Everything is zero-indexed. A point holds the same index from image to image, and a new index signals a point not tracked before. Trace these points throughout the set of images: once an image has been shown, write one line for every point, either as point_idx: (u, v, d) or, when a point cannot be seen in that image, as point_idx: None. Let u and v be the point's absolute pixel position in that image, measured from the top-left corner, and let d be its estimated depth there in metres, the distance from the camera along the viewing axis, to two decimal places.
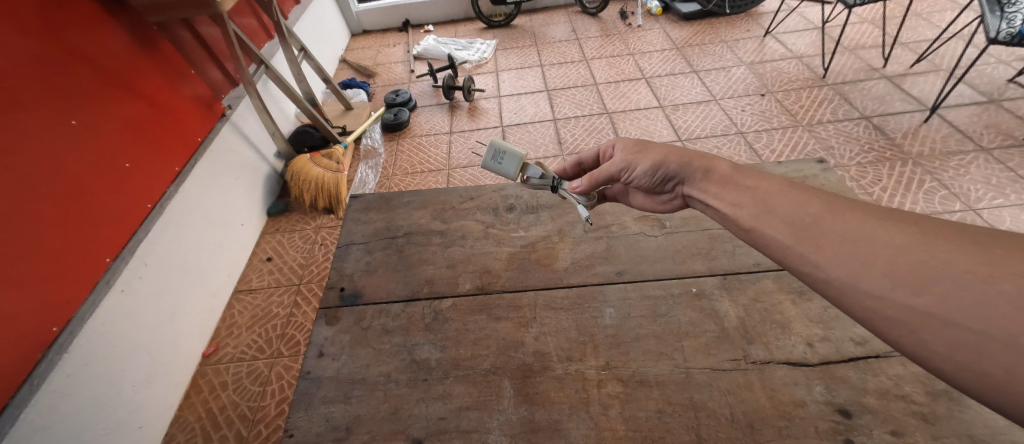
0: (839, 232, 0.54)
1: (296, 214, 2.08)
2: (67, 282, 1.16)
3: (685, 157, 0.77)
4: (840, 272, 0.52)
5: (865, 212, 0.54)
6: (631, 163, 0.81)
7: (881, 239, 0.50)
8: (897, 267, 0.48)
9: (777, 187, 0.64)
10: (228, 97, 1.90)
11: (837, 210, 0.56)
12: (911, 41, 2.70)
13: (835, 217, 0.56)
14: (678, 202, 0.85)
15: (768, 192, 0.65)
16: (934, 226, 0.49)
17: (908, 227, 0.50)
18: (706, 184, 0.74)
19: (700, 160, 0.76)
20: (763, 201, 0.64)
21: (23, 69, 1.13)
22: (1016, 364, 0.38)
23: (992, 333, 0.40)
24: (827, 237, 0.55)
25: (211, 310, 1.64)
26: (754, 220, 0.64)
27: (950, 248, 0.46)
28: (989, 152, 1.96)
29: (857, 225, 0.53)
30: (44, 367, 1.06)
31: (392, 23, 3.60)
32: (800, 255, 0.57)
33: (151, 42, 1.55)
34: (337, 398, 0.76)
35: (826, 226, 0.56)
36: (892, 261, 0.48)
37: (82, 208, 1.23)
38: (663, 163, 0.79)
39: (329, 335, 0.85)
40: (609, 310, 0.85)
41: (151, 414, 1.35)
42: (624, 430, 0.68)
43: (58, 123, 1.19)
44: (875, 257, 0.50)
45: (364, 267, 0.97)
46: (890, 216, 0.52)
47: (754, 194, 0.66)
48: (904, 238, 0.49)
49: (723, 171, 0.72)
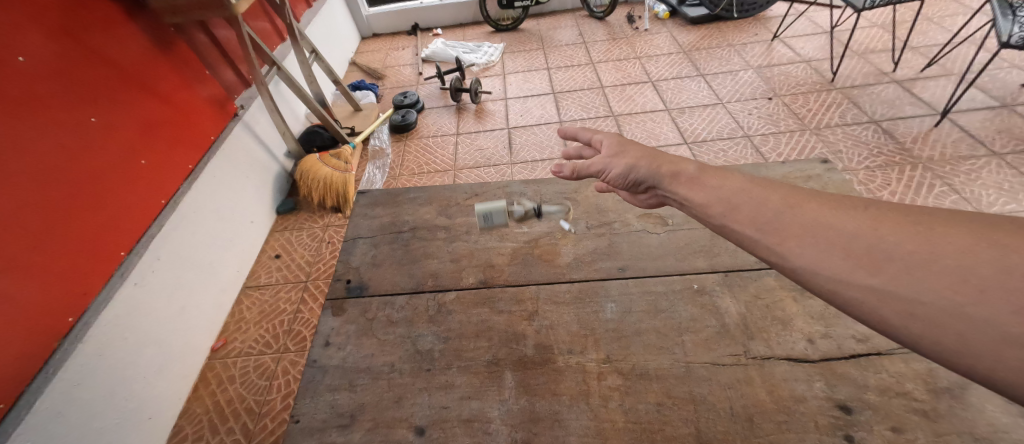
0: (799, 223, 0.55)
1: (305, 212, 2.12)
2: (85, 274, 1.20)
3: (653, 162, 0.76)
4: (803, 261, 0.52)
5: (820, 202, 0.55)
6: (608, 165, 0.81)
7: (837, 228, 0.51)
8: (853, 251, 0.49)
9: (742, 185, 0.64)
10: (240, 97, 1.94)
11: (798, 203, 0.57)
12: (922, 46, 2.68)
13: (794, 210, 0.56)
14: (654, 200, 0.82)
15: (733, 190, 0.64)
16: (881, 210, 0.50)
17: (858, 213, 0.51)
18: (675, 186, 0.72)
19: (667, 164, 0.74)
20: (730, 199, 0.63)
21: (45, 66, 1.17)
22: (966, 332, 0.40)
23: (942, 305, 0.41)
24: (790, 229, 0.55)
25: (221, 306, 1.67)
26: (723, 218, 0.63)
27: (899, 231, 0.47)
28: (1002, 157, 1.94)
29: (815, 217, 0.54)
30: (60, 356, 1.10)
31: (401, 27, 3.65)
32: (769, 248, 0.56)
33: (168, 43, 1.60)
34: (342, 386, 0.77)
35: (786, 219, 0.56)
36: (848, 245, 0.50)
37: (100, 203, 1.26)
38: (633, 168, 0.78)
39: (336, 325, 0.87)
40: (610, 304, 0.85)
41: (160, 405, 1.37)
42: (624, 421, 0.69)
43: (78, 121, 1.23)
44: (832, 244, 0.51)
45: (371, 260, 0.99)
46: (842, 205, 0.53)
47: (719, 193, 0.65)
48: (856, 224, 0.50)
49: (690, 173, 0.71)
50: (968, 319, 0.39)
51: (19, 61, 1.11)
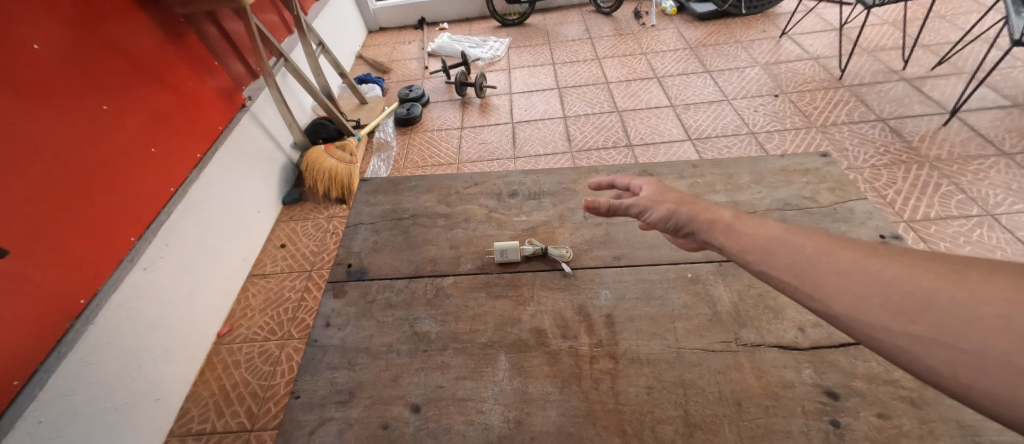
0: (835, 270, 0.53)
1: (310, 203, 2.15)
2: (98, 258, 1.24)
3: (694, 209, 0.72)
4: (842, 308, 0.50)
5: (854, 250, 0.54)
6: (648, 209, 0.76)
7: (873, 274, 0.50)
8: (890, 298, 0.48)
9: (778, 232, 0.62)
10: (248, 89, 1.98)
11: (833, 249, 0.56)
12: (933, 44, 2.65)
13: (830, 257, 0.55)
14: (692, 246, 0.77)
15: (770, 237, 0.62)
16: (917, 258, 0.50)
17: (894, 261, 0.51)
18: (714, 235, 0.68)
19: (706, 212, 0.70)
20: (766, 245, 0.61)
21: (60, 56, 1.20)
22: (1013, 383, 0.37)
23: (985, 351, 0.40)
24: (825, 276, 0.54)
25: (227, 293, 1.71)
26: (761, 265, 0.60)
27: (936, 277, 0.46)
28: (1011, 157, 1.92)
29: (849, 263, 0.53)
30: (72, 336, 1.13)
31: (408, 21, 3.67)
32: (805, 294, 0.54)
33: (179, 33, 1.63)
34: (341, 364, 0.80)
35: (821, 267, 0.55)
36: (884, 292, 0.48)
37: (111, 190, 1.29)
38: (674, 213, 0.72)
39: (336, 307, 0.89)
40: (605, 291, 0.87)
41: (168, 387, 1.41)
42: (614, 404, 0.71)
43: (90, 108, 1.26)
44: (869, 290, 0.50)
45: (372, 245, 1.02)
46: (877, 253, 0.53)
47: (754, 240, 0.62)
48: (892, 272, 0.49)
49: (727, 220, 0.67)
50: (1014, 369, 0.38)
51: (35, 49, 1.14)
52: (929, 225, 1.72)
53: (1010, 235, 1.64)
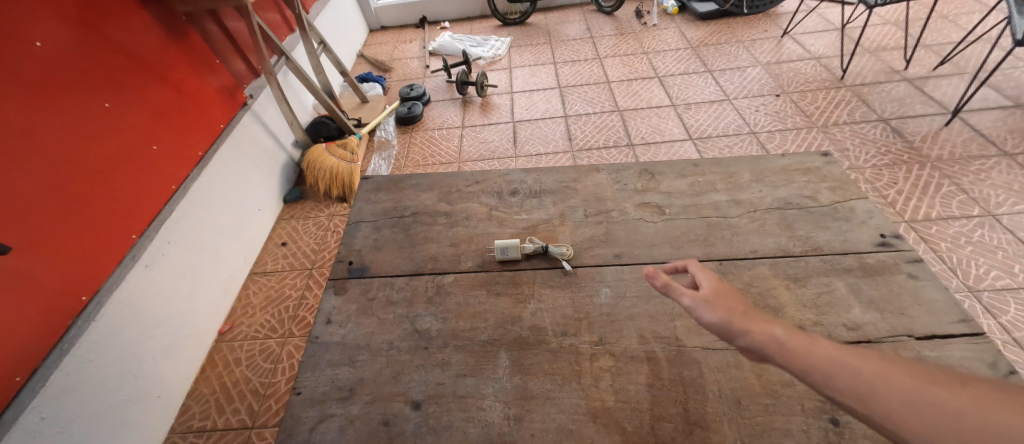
0: (896, 396, 0.47)
1: (311, 202, 2.15)
2: (100, 255, 1.24)
3: (755, 319, 0.61)
4: (919, 443, 0.43)
5: (913, 372, 0.49)
6: (693, 308, 0.65)
7: (939, 403, 0.44)
8: (962, 431, 0.41)
9: (836, 348, 0.54)
10: (249, 87, 1.98)
11: (891, 369, 0.50)
12: (935, 44, 2.64)
13: (887, 378, 0.49)
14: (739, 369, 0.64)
15: (825, 351, 0.54)
16: (987, 388, 0.44)
17: (960, 390, 0.45)
18: (772, 352, 0.57)
19: (765, 325, 0.60)
20: (824, 363, 0.53)
21: (62, 54, 1.20)
22: None
23: None
24: (886, 401, 0.47)
25: (229, 290, 1.71)
26: (818, 382, 0.52)
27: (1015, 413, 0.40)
28: (1012, 157, 1.92)
29: (910, 389, 0.47)
30: (74, 333, 1.14)
31: (409, 20, 3.67)
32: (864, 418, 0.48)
33: (180, 31, 1.63)
34: (342, 361, 0.80)
35: (880, 391, 0.48)
36: (955, 425, 0.42)
37: (112, 187, 1.30)
38: (730, 319, 0.62)
39: (337, 304, 0.90)
40: (606, 289, 0.87)
41: (169, 384, 1.42)
42: (613, 401, 0.71)
43: (92, 105, 1.26)
44: (939, 422, 0.43)
45: (373, 243, 1.02)
46: (939, 378, 0.47)
47: (811, 357, 0.54)
48: (958, 402, 0.43)
49: (781, 336, 0.57)
50: None
51: (37, 47, 1.14)
52: (930, 225, 1.72)
53: (1012, 236, 1.64)
